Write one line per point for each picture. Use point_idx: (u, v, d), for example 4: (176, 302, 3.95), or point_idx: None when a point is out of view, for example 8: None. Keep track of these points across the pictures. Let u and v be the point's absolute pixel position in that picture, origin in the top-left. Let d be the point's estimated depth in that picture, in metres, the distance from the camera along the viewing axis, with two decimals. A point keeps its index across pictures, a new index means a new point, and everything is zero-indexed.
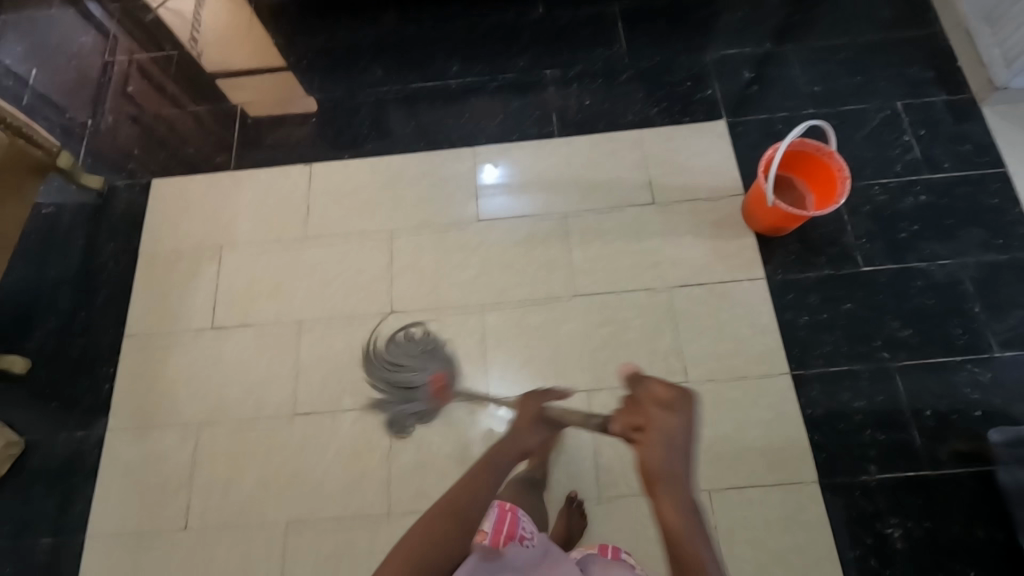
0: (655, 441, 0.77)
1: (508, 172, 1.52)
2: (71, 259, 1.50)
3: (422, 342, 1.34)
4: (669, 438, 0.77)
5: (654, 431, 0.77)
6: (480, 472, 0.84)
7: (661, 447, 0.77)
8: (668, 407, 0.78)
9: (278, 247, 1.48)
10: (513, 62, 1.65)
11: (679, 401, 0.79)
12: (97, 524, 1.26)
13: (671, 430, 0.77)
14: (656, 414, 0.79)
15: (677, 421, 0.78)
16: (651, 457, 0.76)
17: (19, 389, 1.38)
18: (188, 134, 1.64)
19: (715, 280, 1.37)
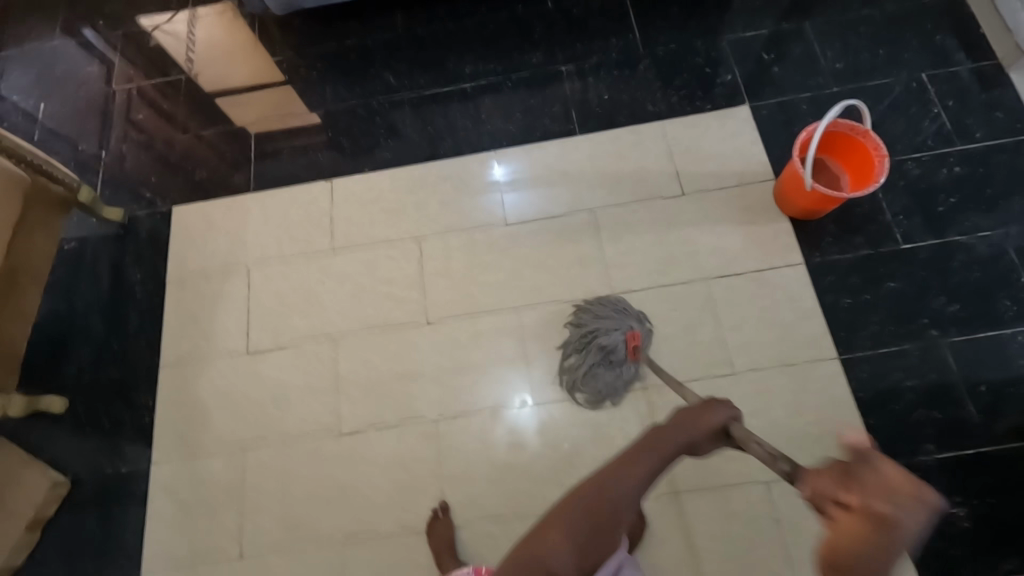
0: (859, 532, 0.50)
1: (516, 169, 1.51)
2: (98, 293, 1.48)
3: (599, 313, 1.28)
4: (883, 542, 0.49)
5: (863, 519, 0.50)
6: (620, 476, 0.67)
7: (873, 549, 0.49)
8: (891, 501, 0.49)
9: (307, 266, 1.46)
10: (527, 61, 1.63)
11: (921, 501, 0.49)
12: (151, 557, 1.25)
13: (892, 535, 0.49)
14: (875, 502, 0.50)
15: (908, 524, 0.49)
16: (844, 549, 0.50)
17: (58, 427, 1.37)
18: (194, 157, 1.62)
19: (753, 268, 1.35)
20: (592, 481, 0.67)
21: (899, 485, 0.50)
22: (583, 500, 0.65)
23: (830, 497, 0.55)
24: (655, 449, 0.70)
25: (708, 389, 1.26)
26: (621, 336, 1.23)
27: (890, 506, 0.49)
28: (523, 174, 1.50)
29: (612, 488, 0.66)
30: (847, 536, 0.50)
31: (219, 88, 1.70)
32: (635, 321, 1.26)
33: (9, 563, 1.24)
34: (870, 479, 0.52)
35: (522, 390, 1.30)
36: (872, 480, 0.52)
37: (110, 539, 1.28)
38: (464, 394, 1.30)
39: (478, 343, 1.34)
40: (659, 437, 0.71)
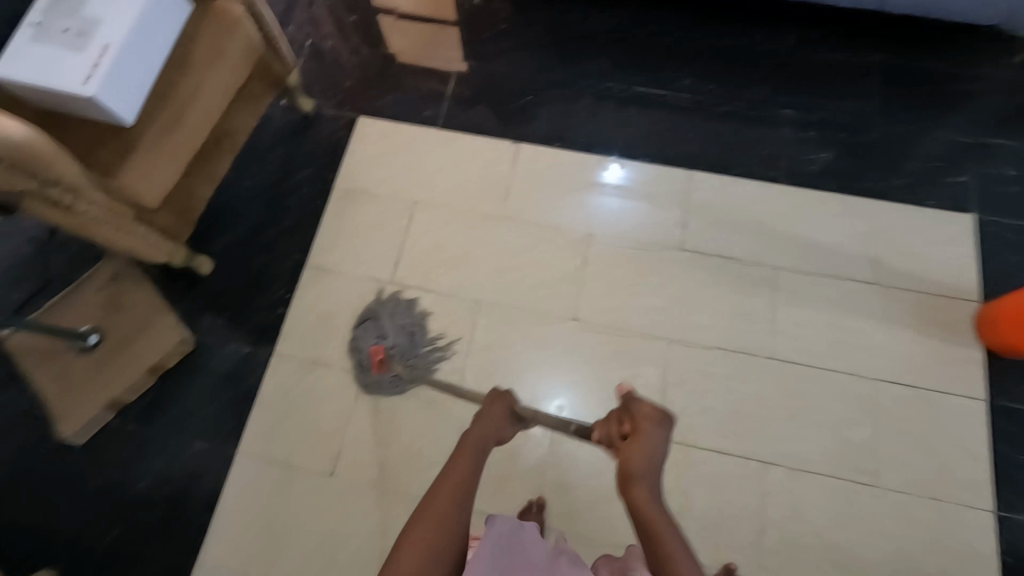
0: (639, 452, 0.72)
1: (633, 177, 1.47)
2: (268, 176, 1.50)
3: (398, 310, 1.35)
4: (651, 454, 0.72)
5: (639, 446, 0.72)
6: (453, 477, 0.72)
7: (649, 459, 0.71)
8: (647, 424, 0.74)
9: (469, 219, 1.44)
10: (749, 91, 1.54)
11: (664, 418, 0.74)
12: (248, 443, 1.27)
13: (652, 443, 0.72)
14: (645, 427, 0.73)
15: (658, 436, 0.73)
16: (638, 466, 0.71)
17: (199, 289, 1.40)
18: (343, 67, 1.62)
19: (929, 386, 1.25)
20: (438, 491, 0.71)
21: (647, 413, 0.74)
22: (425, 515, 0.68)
23: (615, 437, 0.77)
24: (473, 450, 0.77)
25: (844, 493, 1.19)
26: (385, 344, 1.30)
27: (647, 426, 0.73)
28: (637, 185, 1.46)
29: (456, 497, 0.70)
30: (634, 455, 0.71)
31: (392, 10, 1.68)
32: (388, 324, 1.32)
33: (124, 396, 1.29)
34: (636, 414, 0.75)
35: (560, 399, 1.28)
36: (639, 414, 0.75)
37: (216, 411, 1.31)
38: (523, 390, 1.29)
39: (616, 358, 1.31)
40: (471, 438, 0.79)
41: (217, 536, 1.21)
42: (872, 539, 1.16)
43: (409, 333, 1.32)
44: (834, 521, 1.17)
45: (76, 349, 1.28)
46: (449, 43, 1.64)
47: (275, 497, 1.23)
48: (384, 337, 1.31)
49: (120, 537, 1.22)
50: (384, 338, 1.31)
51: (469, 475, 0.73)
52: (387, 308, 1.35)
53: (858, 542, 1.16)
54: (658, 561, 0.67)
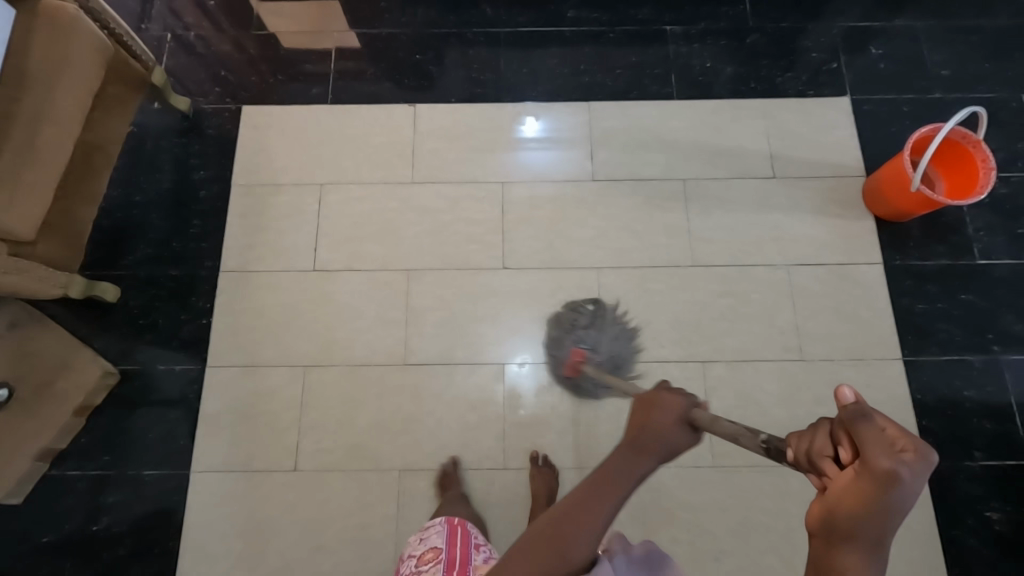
0: (849, 498, 0.42)
1: (550, 127, 1.47)
2: (159, 185, 1.41)
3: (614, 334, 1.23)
4: (889, 513, 0.40)
5: (859, 488, 0.41)
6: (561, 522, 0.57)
7: (859, 515, 0.41)
8: (893, 458, 0.40)
9: (384, 191, 1.41)
10: (633, 14, 1.57)
11: (921, 459, 0.40)
12: (201, 458, 1.24)
13: (894, 498, 0.40)
14: (877, 468, 0.40)
15: (912, 487, 0.40)
16: (839, 514, 0.42)
17: (111, 316, 1.32)
18: (214, 56, 1.52)
19: (835, 261, 1.36)
20: (535, 533, 0.58)
21: (891, 440, 0.41)
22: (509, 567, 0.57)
23: (821, 453, 0.46)
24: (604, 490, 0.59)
25: (777, 372, 1.29)
26: (585, 350, 1.19)
27: (885, 463, 0.40)
28: (560, 135, 1.46)
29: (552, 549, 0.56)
30: (838, 501, 0.42)
31: None
32: (587, 328, 1.23)
33: (56, 443, 1.23)
34: (862, 441, 0.42)
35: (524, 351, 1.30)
36: (870, 441, 0.42)
37: (159, 435, 1.25)
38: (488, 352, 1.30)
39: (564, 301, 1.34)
40: (601, 472, 0.60)
41: (191, 558, 1.18)
42: (808, 407, 1.27)
43: (615, 362, 1.20)
44: (772, 399, 1.27)
45: None
46: (321, 13, 1.56)
47: (241, 505, 1.21)
48: (592, 346, 1.20)
49: None
50: (591, 345, 1.20)
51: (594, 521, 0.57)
52: (610, 324, 1.25)
53: (797, 411, 1.26)
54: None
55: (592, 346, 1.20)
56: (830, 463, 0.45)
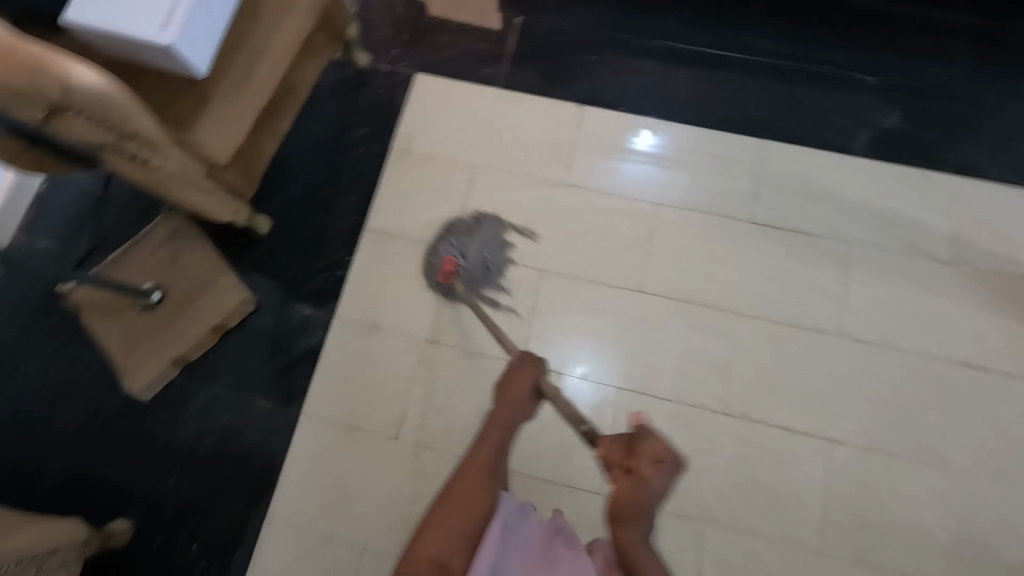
0: (636, 488, 0.75)
1: (664, 143, 1.42)
2: (323, 134, 1.46)
3: (495, 244, 1.35)
4: (649, 495, 0.74)
5: (639, 484, 0.75)
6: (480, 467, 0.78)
7: (645, 496, 0.74)
8: (654, 466, 0.75)
9: (532, 185, 1.40)
10: (829, 55, 1.46)
11: (669, 466, 0.75)
12: (313, 403, 1.27)
13: (655, 485, 0.75)
14: (645, 472, 0.75)
15: (661, 480, 0.75)
16: (634, 497, 0.74)
17: (257, 248, 1.38)
18: (397, 19, 1.54)
19: (1004, 370, 1.23)
20: (460, 481, 0.76)
21: (657, 455, 0.76)
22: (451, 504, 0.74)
23: (617, 462, 0.79)
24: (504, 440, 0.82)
25: (911, 473, 1.18)
26: (461, 260, 1.32)
27: (652, 469, 0.75)
28: (671, 153, 1.41)
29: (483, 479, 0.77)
30: (631, 490, 0.75)
31: None
32: (458, 237, 1.34)
33: (189, 353, 1.30)
34: (641, 455, 0.77)
35: (639, 380, 1.26)
36: (644, 455, 0.76)
37: (278, 371, 1.30)
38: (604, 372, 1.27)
39: (691, 339, 1.29)
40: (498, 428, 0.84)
41: (284, 497, 1.22)
42: (938, 520, 1.16)
43: (485, 265, 1.33)
44: (899, 499, 1.17)
45: (141, 305, 1.29)
46: None
47: (339, 459, 1.24)
48: (462, 255, 1.33)
49: (189, 491, 1.24)
50: (463, 255, 1.33)
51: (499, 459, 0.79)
52: (482, 232, 1.35)
53: (924, 521, 1.16)
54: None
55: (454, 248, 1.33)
56: (621, 467, 0.78)
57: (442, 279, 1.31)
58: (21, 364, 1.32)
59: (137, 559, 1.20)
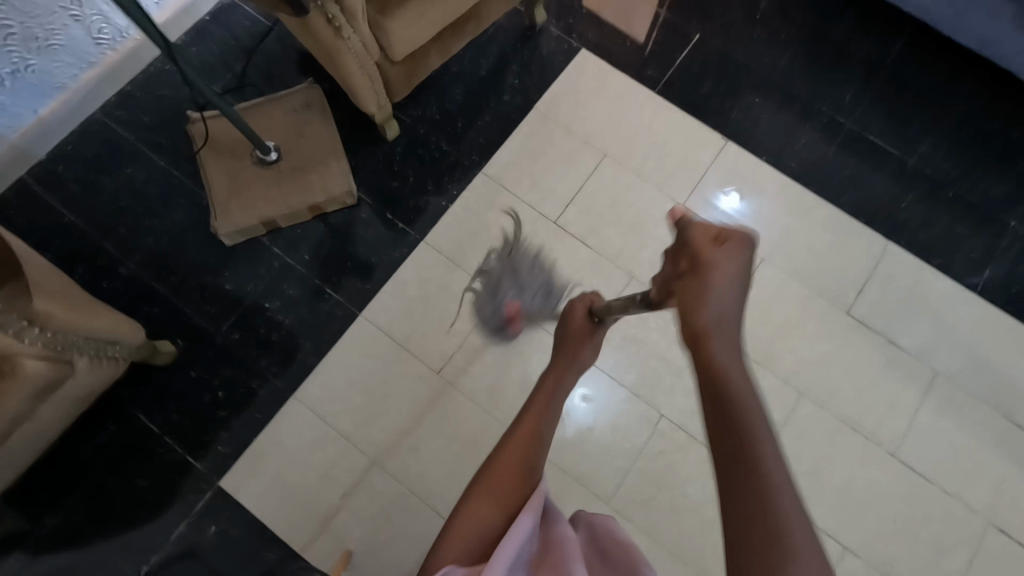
0: (700, 289, 0.58)
1: (749, 213, 1.39)
2: (477, 71, 1.47)
3: (523, 272, 1.26)
4: (720, 286, 0.57)
5: (703, 276, 0.58)
6: (503, 473, 0.69)
7: (717, 302, 0.57)
8: (713, 247, 0.59)
9: (653, 194, 1.40)
10: (989, 186, 1.42)
11: (733, 247, 0.58)
12: (375, 310, 1.30)
13: (724, 275, 0.57)
14: (698, 259, 0.59)
15: (729, 265, 0.58)
16: (699, 310, 0.57)
17: (378, 148, 1.41)
18: None
19: None
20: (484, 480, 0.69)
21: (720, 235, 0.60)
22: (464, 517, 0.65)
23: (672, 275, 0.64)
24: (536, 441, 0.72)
25: None
26: (517, 302, 1.23)
27: (710, 249, 0.58)
28: (751, 222, 1.38)
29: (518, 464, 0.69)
30: (697, 294, 0.58)
31: None
32: (511, 286, 1.24)
33: (278, 219, 1.32)
34: (693, 245, 0.60)
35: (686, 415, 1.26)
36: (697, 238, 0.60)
37: (355, 268, 1.33)
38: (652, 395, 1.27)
39: None
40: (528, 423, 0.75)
41: (317, 383, 1.25)
42: None
43: (546, 292, 1.24)
44: None
45: (256, 157, 1.33)
46: (696, 12, 1.55)
47: (379, 369, 1.26)
48: (521, 294, 1.23)
49: (235, 342, 1.27)
50: (522, 296, 1.23)
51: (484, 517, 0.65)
52: (514, 271, 1.25)
53: None
54: (749, 461, 0.49)
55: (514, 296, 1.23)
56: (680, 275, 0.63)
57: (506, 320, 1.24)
58: (130, 167, 1.38)
59: (165, 380, 1.25)
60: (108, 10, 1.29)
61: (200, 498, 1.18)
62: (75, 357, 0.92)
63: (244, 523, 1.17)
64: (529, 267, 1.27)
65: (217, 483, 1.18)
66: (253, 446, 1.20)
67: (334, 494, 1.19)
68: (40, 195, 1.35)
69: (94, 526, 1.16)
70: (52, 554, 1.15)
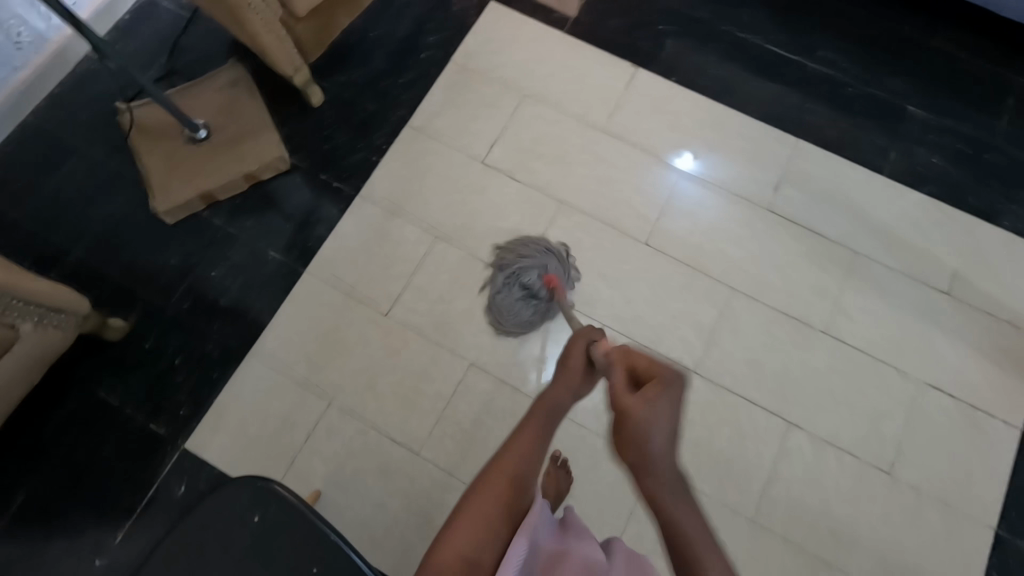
0: (638, 434, 0.61)
1: (706, 170, 1.43)
2: (393, 33, 1.53)
3: (526, 251, 1.28)
4: (651, 431, 0.61)
5: (639, 429, 0.61)
6: (482, 508, 0.62)
7: (653, 442, 0.60)
8: (637, 397, 0.63)
9: (574, 126, 1.46)
10: (886, 79, 1.50)
11: (660, 393, 0.63)
12: (318, 266, 1.35)
13: (654, 418, 0.61)
14: (630, 401, 0.63)
15: (657, 411, 0.62)
16: (643, 450, 0.60)
17: (305, 115, 1.46)
18: None
19: (971, 401, 1.26)
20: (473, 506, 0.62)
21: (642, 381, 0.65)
22: (445, 548, 0.59)
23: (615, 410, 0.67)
24: (517, 490, 0.64)
25: (857, 470, 1.22)
26: (542, 274, 1.24)
27: (633, 400, 0.63)
28: (711, 178, 1.42)
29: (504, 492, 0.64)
30: (638, 440, 0.61)
31: None
32: (517, 267, 1.25)
33: (216, 191, 1.37)
34: (620, 395, 0.64)
35: (627, 323, 1.31)
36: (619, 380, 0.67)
37: (295, 228, 1.38)
38: (594, 309, 1.32)
39: (685, 302, 1.33)
40: (507, 470, 0.65)
41: (271, 339, 1.29)
42: (871, 520, 1.19)
43: (550, 252, 1.28)
44: (839, 496, 1.20)
45: (188, 136, 1.38)
46: None
47: (330, 318, 1.31)
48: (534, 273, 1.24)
49: (186, 312, 1.31)
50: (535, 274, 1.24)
51: (468, 545, 0.60)
52: (515, 262, 1.27)
53: (859, 520, 1.19)
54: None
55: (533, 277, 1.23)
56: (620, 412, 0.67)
57: (548, 291, 1.22)
58: (65, 163, 1.42)
59: (122, 356, 1.28)
60: (26, 14, 1.37)
61: (167, 460, 1.22)
62: (16, 322, 0.98)
63: (212, 477, 1.21)
64: (524, 245, 1.29)
65: (181, 446, 1.23)
66: (213, 406, 1.25)
67: (297, 441, 1.23)
68: None
69: (67, 500, 1.20)
70: (26, 533, 1.18)
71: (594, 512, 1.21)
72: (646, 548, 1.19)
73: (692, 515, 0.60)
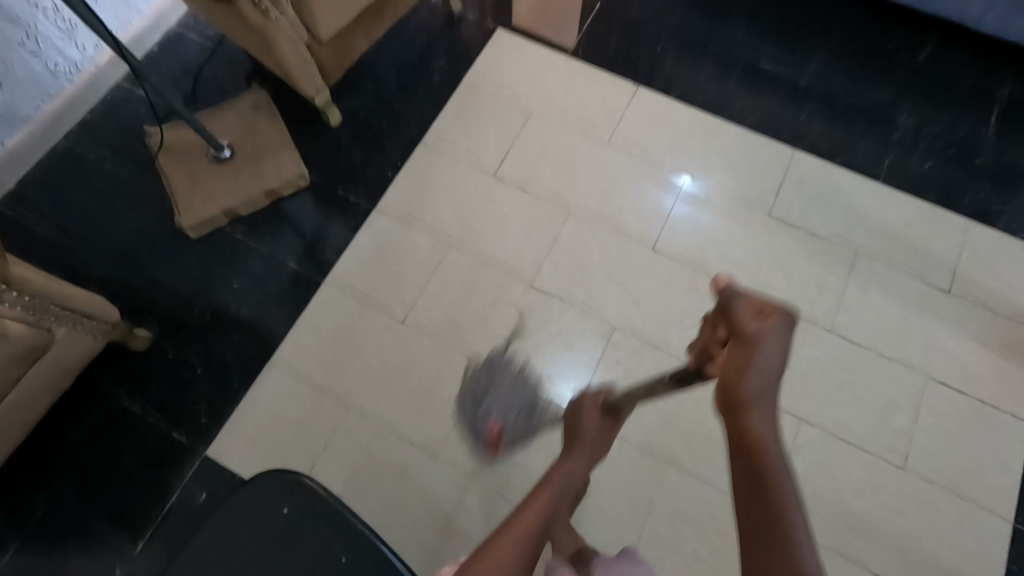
0: (744, 362, 0.53)
1: (705, 188, 1.48)
2: (406, 58, 1.62)
3: (511, 382, 1.22)
4: (761, 364, 0.53)
5: (745, 352, 0.53)
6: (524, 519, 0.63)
7: (757, 376, 0.53)
8: (755, 322, 0.54)
9: (579, 140, 1.53)
10: (874, 91, 1.58)
11: (781, 321, 0.53)
12: (336, 276, 1.39)
13: (765, 355, 0.53)
14: (751, 328, 0.53)
15: (770, 338, 0.53)
16: (740, 375, 0.53)
17: (323, 134, 1.53)
18: None
19: (978, 394, 1.28)
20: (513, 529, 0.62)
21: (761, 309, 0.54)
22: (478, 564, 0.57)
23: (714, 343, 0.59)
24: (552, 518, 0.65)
25: (870, 464, 1.23)
26: (497, 423, 1.18)
27: (752, 325, 0.53)
28: (709, 196, 1.47)
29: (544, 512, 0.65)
30: (739, 363, 0.53)
31: None
32: (486, 394, 1.20)
33: (238, 207, 1.43)
34: (739, 317, 0.55)
35: (636, 325, 1.34)
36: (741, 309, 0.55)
37: (314, 240, 1.43)
38: (605, 312, 1.36)
39: (692, 303, 1.36)
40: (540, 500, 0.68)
41: (291, 346, 1.33)
42: (887, 514, 1.20)
43: (532, 407, 1.19)
44: (853, 490, 1.21)
45: (213, 155, 1.45)
46: None
47: (348, 325, 1.35)
48: (504, 414, 1.18)
49: (208, 322, 1.35)
50: (504, 415, 1.18)
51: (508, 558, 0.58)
52: (495, 382, 1.22)
53: (875, 515, 1.20)
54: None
55: (497, 409, 1.18)
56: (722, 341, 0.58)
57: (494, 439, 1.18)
58: (95, 182, 1.48)
59: (146, 365, 1.32)
60: (64, 45, 1.44)
61: (187, 468, 1.23)
62: (53, 326, 1.01)
63: (233, 483, 1.22)
64: (508, 371, 1.24)
65: (203, 452, 1.24)
66: (235, 413, 1.27)
67: (316, 445, 1.25)
68: (12, 218, 1.44)
69: (89, 508, 1.21)
70: (48, 542, 1.19)
71: (611, 512, 1.21)
72: (664, 546, 1.19)
73: (781, 454, 0.52)
